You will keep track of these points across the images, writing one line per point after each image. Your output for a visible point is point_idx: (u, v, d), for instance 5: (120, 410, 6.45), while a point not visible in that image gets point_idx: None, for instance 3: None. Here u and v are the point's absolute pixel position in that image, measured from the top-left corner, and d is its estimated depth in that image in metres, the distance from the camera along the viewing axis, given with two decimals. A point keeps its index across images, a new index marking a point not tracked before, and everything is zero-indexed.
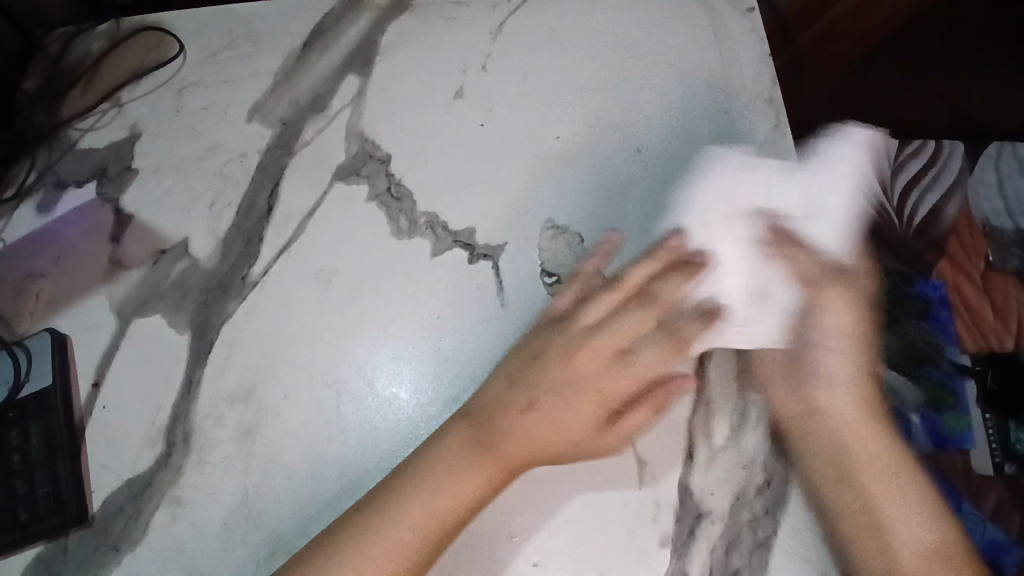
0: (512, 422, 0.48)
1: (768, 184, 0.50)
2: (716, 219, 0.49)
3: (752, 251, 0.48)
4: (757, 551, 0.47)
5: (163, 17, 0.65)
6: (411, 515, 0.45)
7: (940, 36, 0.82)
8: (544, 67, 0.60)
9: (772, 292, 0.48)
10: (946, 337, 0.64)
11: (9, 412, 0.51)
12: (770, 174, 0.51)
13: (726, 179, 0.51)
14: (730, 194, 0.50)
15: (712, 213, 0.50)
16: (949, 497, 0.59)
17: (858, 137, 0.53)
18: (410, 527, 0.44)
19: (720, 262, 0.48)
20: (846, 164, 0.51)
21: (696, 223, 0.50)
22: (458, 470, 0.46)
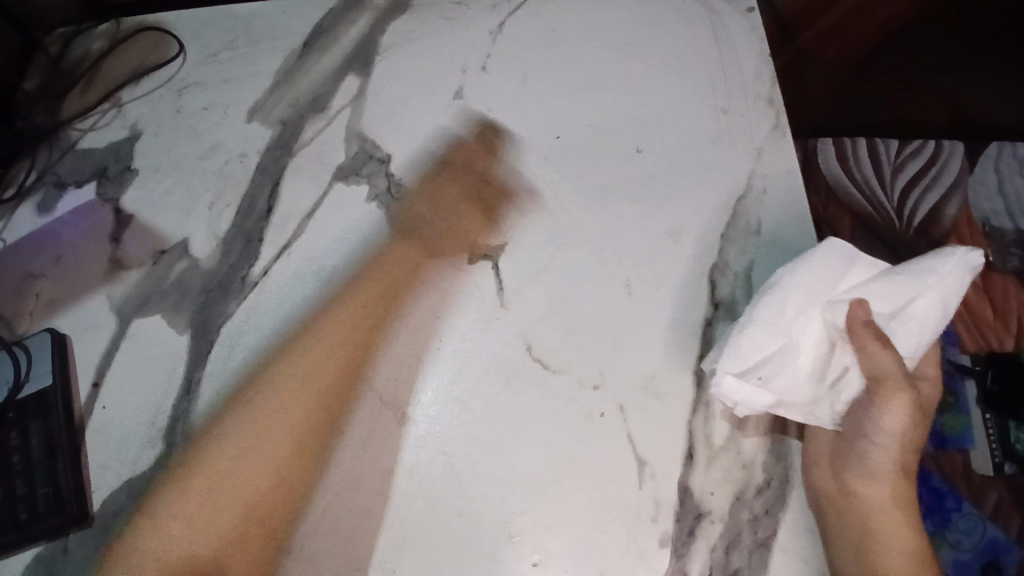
0: (326, 345, 0.52)
1: (857, 279, 0.48)
2: (794, 312, 0.48)
3: (819, 346, 0.48)
4: (757, 551, 0.47)
5: (164, 18, 0.66)
6: (267, 409, 0.50)
7: (942, 34, 0.82)
8: (543, 68, 0.60)
9: (839, 383, 0.47)
10: (945, 337, 0.66)
11: (9, 413, 0.50)
12: (864, 274, 0.48)
13: (821, 267, 0.48)
14: (820, 286, 0.48)
15: (799, 306, 0.48)
16: (950, 496, 0.60)
17: (959, 258, 0.47)
18: (256, 435, 0.50)
19: (780, 358, 0.47)
20: (937, 287, 0.46)
21: (771, 318, 0.48)
22: (329, 363, 0.51)
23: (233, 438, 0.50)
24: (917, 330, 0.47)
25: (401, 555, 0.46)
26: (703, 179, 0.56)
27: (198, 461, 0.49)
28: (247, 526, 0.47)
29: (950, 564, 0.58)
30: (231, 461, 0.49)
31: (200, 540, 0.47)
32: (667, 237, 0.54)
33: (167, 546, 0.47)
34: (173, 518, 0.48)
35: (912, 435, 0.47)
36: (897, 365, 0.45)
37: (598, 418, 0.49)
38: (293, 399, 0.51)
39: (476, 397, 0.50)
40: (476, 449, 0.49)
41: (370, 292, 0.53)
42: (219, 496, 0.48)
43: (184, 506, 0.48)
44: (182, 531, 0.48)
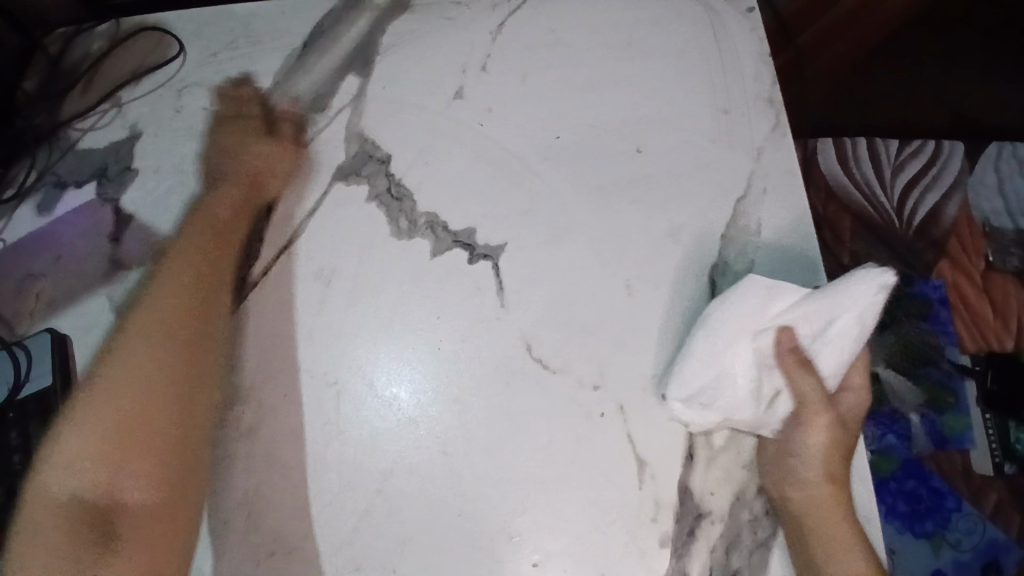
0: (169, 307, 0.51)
1: (786, 305, 0.47)
2: (725, 343, 0.47)
3: (752, 372, 0.48)
4: (757, 551, 0.47)
5: (164, 18, 0.66)
6: (132, 357, 0.49)
7: (943, 34, 0.82)
8: (543, 68, 0.60)
9: (773, 403, 0.48)
10: (946, 337, 0.65)
11: (9, 413, 0.51)
12: (795, 298, 0.47)
13: (747, 296, 0.48)
14: (749, 316, 0.47)
15: (730, 337, 0.47)
16: (950, 496, 0.60)
17: (875, 278, 0.46)
18: (149, 382, 0.47)
19: (716, 386, 0.48)
20: (853, 311, 0.46)
21: (702, 349, 0.47)
22: (167, 306, 0.51)
23: (137, 362, 0.48)
24: (842, 349, 0.47)
25: (402, 556, 0.47)
26: (703, 178, 0.56)
27: (97, 387, 0.47)
28: (133, 450, 0.45)
29: (950, 563, 0.58)
30: (135, 387, 0.47)
31: (88, 456, 0.45)
32: (667, 237, 0.54)
33: (63, 470, 0.44)
34: (67, 437, 0.46)
35: (840, 450, 0.47)
36: (819, 388, 0.48)
37: (598, 419, 0.49)
38: (144, 339, 0.49)
39: (475, 397, 0.50)
40: (476, 449, 0.49)
41: (209, 247, 0.54)
42: (116, 420, 0.46)
43: (80, 427, 0.46)
44: (77, 455, 0.45)
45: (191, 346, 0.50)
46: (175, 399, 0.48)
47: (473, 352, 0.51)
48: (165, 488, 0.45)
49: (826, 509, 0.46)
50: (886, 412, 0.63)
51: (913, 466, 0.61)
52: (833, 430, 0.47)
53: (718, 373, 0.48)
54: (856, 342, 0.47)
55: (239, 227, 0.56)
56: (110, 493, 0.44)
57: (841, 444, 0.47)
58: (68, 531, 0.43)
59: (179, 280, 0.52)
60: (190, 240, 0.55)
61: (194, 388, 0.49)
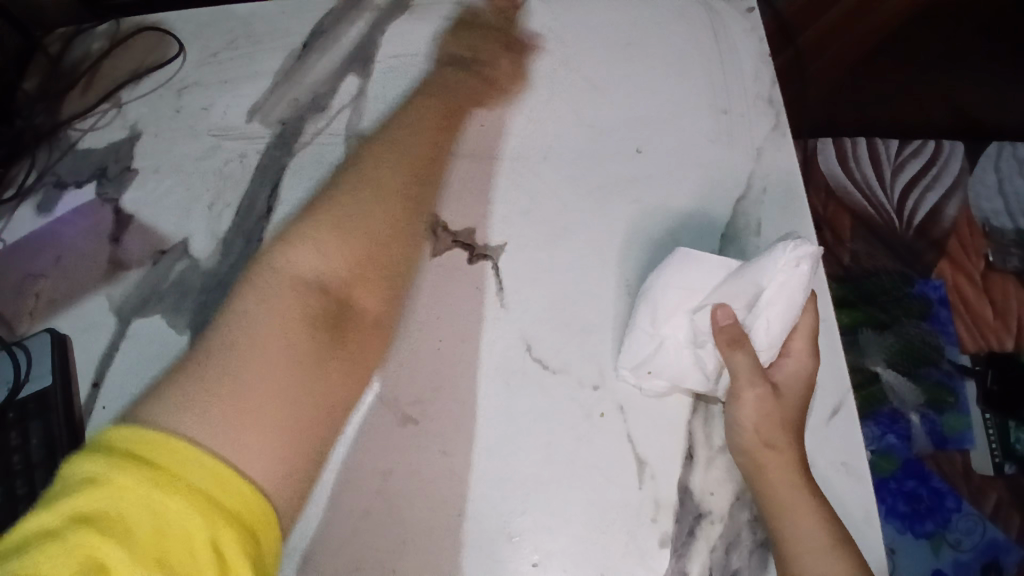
0: (393, 200, 0.55)
1: (715, 282, 0.49)
2: (661, 316, 0.49)
3: (688, 349, 0.49)
4: (757, 551, 0.47)
5: (164, 18, 0.66)
6: (303, 265, 0.49)
7: (941, 34, 0.82)
8: (546, 67, 0.60)
9: (718, 376, 0.49)
10: (946, 337, 0.65)
11: (9, 413, 0.50)
12: (720, 272, 0.49)
13: (680, 272, 0.50)
14: (683, 291, 0.49)
15: (667, 311, 0.49)
16: (949, 496, 0.60)
17: (792, 250, 0.46)
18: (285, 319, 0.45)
19: (657, 355, 0.49)
20: (775, 282, 0.46)
21: (646, 322, 0.50)
22: (398, 158, 0.57)
23: (348, 212, 0.53)
24: (772, 322, 0.47)
25: (400, 557, 0.46)
26: (704, 179, 0.56)
27: (314, 240, 0.51)
28: (371, 283, 0.51)
29: (950, 564, 0.58)
30: (372, 237, 0.52)
31: (311, 303, 0.47)
32: (667, 236, 0.54)
33: (250, 357, 0.43)
34: (294, 257, 0.49)
35: (777, 419, 0.47)
36: (752, 363, 0.46)
37: (598, 418, 0.49)
38: (377, 188, 0.55)
39: (476, 397, 0.50)
40: (476, 450, 0.49)
41: (403, 167, 0.56)
42: (301, 305, 0.47)
43: (318, 241, 0.51)
44: (285, 302, 0.46)
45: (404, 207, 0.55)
46: (382, 259, 0.52)
47: (475, 352, 0.51)
48: (336, 351, 0.48)
49: (773, 477, 0.46)
50: (886, 412, 0.63)
51: (914, 466, 0.61)
52: (767, 403, 0.47)
53: (652, 343, 0.49)
54: (789, 314, 0.46)
55: (449, 127, 0.58)
56: (310, 355, 0.45)
57: (777, 414, 0.47)
58: (244, 437, 0.39)
59: (375, 176, 0.55)
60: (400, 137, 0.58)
61: (400, 246, 0.53)
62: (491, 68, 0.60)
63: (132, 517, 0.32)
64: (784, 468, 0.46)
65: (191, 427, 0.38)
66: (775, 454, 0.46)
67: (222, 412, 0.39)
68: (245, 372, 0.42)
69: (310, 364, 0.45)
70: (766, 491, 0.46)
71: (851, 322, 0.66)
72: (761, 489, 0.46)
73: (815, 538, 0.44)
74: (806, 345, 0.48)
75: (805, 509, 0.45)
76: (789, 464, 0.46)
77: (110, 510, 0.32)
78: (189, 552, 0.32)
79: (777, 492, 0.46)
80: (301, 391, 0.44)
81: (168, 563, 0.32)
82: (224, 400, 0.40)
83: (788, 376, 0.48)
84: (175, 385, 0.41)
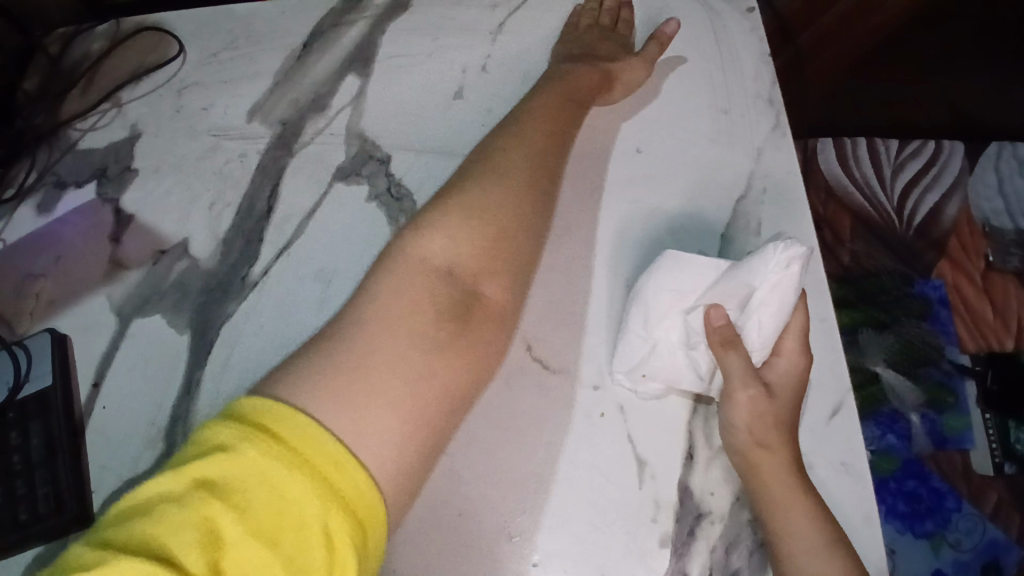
0: (528, 171, 0.51)
1: (705, 283, 0.49)
2: (657, 317, 0.49)
3: (681, 350, 0.49)
4: (756, 551, 0.47)
5: (163, 18, 0.66)
6: (431, 248, 0.44)
7: (940, 35, 0.82)
8: (594, 82, 0.58)
9: (712, 375, 0.49)
10: (946, 337, 0.65)
11: (9, 412, 0.50)
12: (710, 273, 0.49)
13: (670, 273, 0.49)
14: (674, 292, 0.49)
15: (665, 312, 0.49)
16: (949, 496, 0.60)
17: (784, 251, 0.45)
18: (420, 302, 0.41)
19: (656, 356, 0.49)
20: (766, 283, 0.46)
21: (638, 324, 0.50)
22: (535, 132, 0.53)
23: (477, 190, 0.48)
24: (761, 323, 0.47)
25: (401, 557, 0.46)
26: (703, 179, 0.56)
27: (439, 225, 0.45)
28: (500, 262, 0.46)
29: (949, 563, 0.58)
30: (511, 207, 0.48)
31: (440, 291, 0.42)
32: (668, 236, 0.54)
33: (400, 349, 0.39)
34: (427, 243, 0.44)
35: (770, 419, 0.47)
36: (744, 364, 0.46)
37: (598, 418, 0.49)
38: (519, 162, 0.51)
39: (476, 396, 0.50)
40: (476, 450, 0.49)
41: (541, 136, 0.53)
42: (434, 292, 0.42)
43: (442, 227, 0.45)
44: (411, 289, 0.41)
45: (530, 187, 0.50)
46: (522, 227, 0.48)
47: None
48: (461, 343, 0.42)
49: (768, 479, 0.46)
50: (885, 412, 0.63)
51: (913, 466, 0.61)
52: (759, 403, 0.47)
53: (648, 344, 0.49)
54: (779, 315, 0.46)
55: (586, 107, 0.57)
56: (448, 341, 0.41)
57: (770, 414, 0.47)
58: (397, 444, 0.36)
59: (525, 154, 0.51)
60: (541, 124, 0.54)
61: (531, 217, 0.49)
62: (618, 64, 0.59)
63: (255, 492, 0.31)
64: (779, 467, 0.46)
65: (333, 430, 0.34)
66: (771, 452, 0.46)
67: (340, 412, 0.35)
68: (369, 371, 0.37)
69: (443, 355, 0.41)
70: (762, 489, 0.46)
71: (850, 322, 0.66)
72: (757, 487, 0.46)
73: (810, 539, 0.44)
74: (798, 345, 0.48)
75: (804, 508, 0.45)
76: (784, 465, 0.46)
77: (229, 479, 0.31)
78: (302, 538, 0.30)
79: (774, 490, 0.45)
80: (429, 386, 0.39)
81: (281, 545, 0.30)
82: (363, 416, 0.35)
83: (781, 377, 0.48)
84: (288, 381, 0.37)
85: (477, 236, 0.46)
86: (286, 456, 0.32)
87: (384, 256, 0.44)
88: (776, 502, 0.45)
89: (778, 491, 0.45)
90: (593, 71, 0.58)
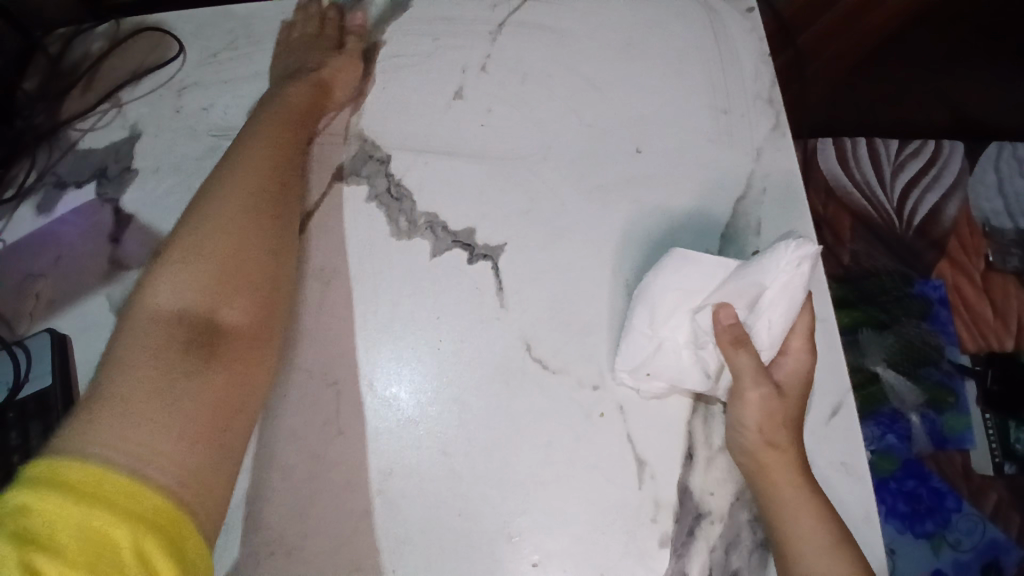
0: (264, 187, 0.50)
1: (716, 282, 0.48)
2: (660, 315, 0.49)
3: (688, 349, 0.49)
4: (757, 551, 0.47)
5: (164, 18, 0.66)
6: (158, 293, 0.42)
7: (942, 34, 0.82)
8: (349, 82, 0.60)
9: (720, 374, 0.49)
10: (946, 337, 0.65)
11: (9, 412, 0.50)
12: (722, 272, 0.48)
13: (679, 273, 0.49)
14: (682, 291, 0.49)
15: (667, 312, 0.49)
16: (950, 497, 0.60)
17: (795, 250, 0.45)
18: (161, 336, 0.40)
19: (656, 356, 0.49)
20: (777, 283, 0.46)
21: (640, 324, 0.50)
22: (273, 145, 0.53)
23: (208, 212, 0.46)
24: (772, 322, 0.47)
25: (401, 556, 0.47)
26: (703, 178, 0.56)
27: (181, 272, 0.43)
28: (245, 280, 0.44)
29: (950, 564, 0.58)
30: (256, 231, 0.47)
31: (180, 327, 0.41)
32: (667, 236, 0.54)
33: (161, 381, 0.38)
34: (153, 286, 0.43)
35: (780, 418, 0.46)
36: (755, 364, 0.46)
37: (598, 419, 0.49)
38: (247, 180, 0.49)
39: (476, 397, 0.50)
40: (476, 450, 0.49)
41: (278, 141, 0.54)
42: (194, 321, 0.41)
43: (174, 264, 0.43)
44: (151, 337, 0.40)
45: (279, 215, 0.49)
46: (274, 245, 0.48)
47: (474, 353, 0.51)
48: (216, 360, 0.40)
49: (774, 478, 0.46)
50: (886, 413, 0.63)
51: (914, 466, 0.61)
52: (770, 402, 0.46)
53: (651, 344, 0.49)
54: (788, 314, 0.46)
55: (304, 121, 0.57)
56: (191, 365, 0.39)
57: (780, 414, 0.47)
58: (174, 454, 0.36)
59: (242, 174, 0.49)
60: (266, 141, 0.53)
61: (288, 246, 0.49)
62: (523, 47, 0.61)
63: (57, 531, 0.30)
64: (783, 467, 0.46)
65: (111, 453, 0.34)
66: (777, 452, 0.46)
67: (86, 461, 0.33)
68: (135, 408, 0.36)
69: (211, 376, 0.40)
70: (766, 489, 0.46)
71: (851, 322, 0.65)
72: (761, 487, 0.46)
73: (817, 538, 0.44)
74: (803, 344, 0.48)
75: (807, 509, 0.45)
76: (789, 465, 0.46)
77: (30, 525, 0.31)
78: (119, 563, 0.30)
79: (778, 489, 0.45)
80: (181, 403, 0.37)
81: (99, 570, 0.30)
82: (117, 446, 0.34)
83: (788, 376, 0.48)
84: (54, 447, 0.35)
85: (204, 263, 0.43)
86: (69, 491, 0.32)
87: (130, 312, 0.42)
88: (781, 502, 0.45)
89: (782, 492, 0.45)
90: (302, 88, 0.58)
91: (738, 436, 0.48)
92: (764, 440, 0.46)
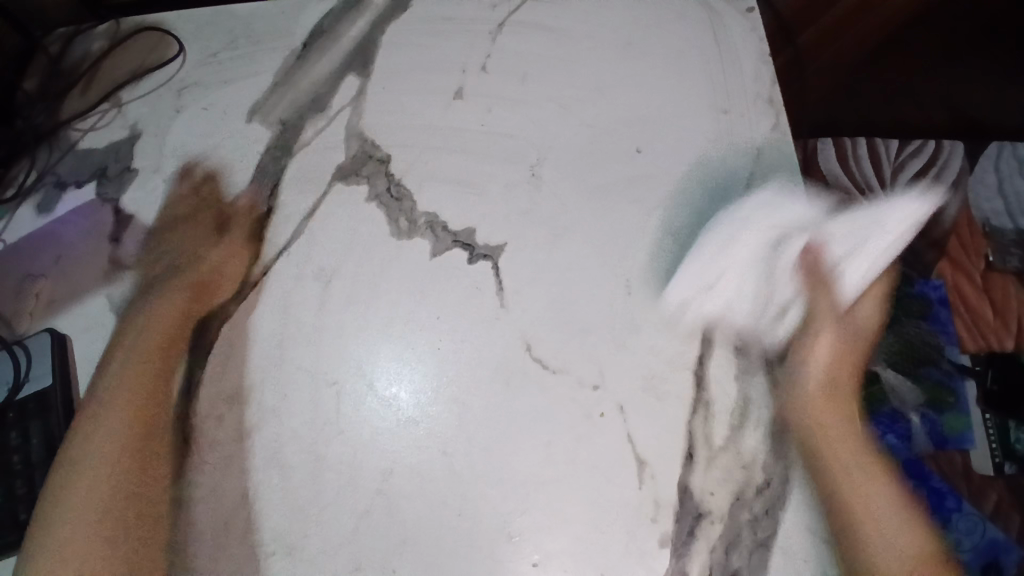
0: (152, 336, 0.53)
1: (807, 219, 0.55)
2: (732, 239, 0.54)
3: (757, 282, 0.53)
4: (757, 551, 0.46)
5: (164, 18, 0.66)
6: (105, 439, 0.50)
7: (939, 33, 0.82)
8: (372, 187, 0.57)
9: (785, 316, 0.52)
10: (946, 337, 0.65)
11: (9, 412, 0.52)
12: (757, 255, 0.54)
13: (779, 207, 0.55)
14: (771, 223, 0.55)
15: (733, 241, 0.54)
16: (950, 497, 0.59)
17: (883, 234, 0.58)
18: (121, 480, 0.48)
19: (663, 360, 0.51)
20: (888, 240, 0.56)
21: (708, 253, 0.54)
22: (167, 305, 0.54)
23: (136, 372, 0.52)
24: (860, 269, 0.54)
25: (401, 556, 0.46)
26: (703, 178, 0.56)
27: (86, 449, 0.50)
28: (145, 437, 0.50)
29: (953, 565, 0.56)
30: (132, 383, 0.52)
31: (127, 458, 0.49)
32: (667, 237, 0.54)
33: (103, 468, 0.49)
34: (89, 437, 0.50)
35: (847, 352, 0.52)
36: (834, 304, 0.53)
37: (598, 419, 0.49)
38: (146, 341, 0.53)
39: (476, 397, 0.50)
40: (475, 450, 0.49)
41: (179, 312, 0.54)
42: (125, 457, 0.49)
43: (103, 422, 0.50)
44: (103, 475, 0.48)
45: (183, 324, 0.53)
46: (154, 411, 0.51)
47: (474, 354, 0.51)
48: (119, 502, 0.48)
49: (838, 450, 0.49)
50: None
51: None
52: (839, 339, 0.52)
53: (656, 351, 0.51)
54: (870, 267, 0.55)
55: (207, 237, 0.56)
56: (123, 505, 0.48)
57: (847, 352, 0.52)
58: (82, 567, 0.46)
59: (152, 337, 0.53)
60: (178, 266, 0.56)
61: (155, 391, 0.51)
62: (524, 49, 0.61)
63: None
64: (848, 441, 0.49)
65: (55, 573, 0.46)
66: (844, 427, 0.50)
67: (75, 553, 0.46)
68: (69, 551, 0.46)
69: (129, 530, 0.47)
70: (831, 462, 0.48)
71: None
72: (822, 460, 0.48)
73: (890, 514, 0.47)
74: (878, 294, 0.55)
75: (879, 486, 0.48)
76: (854, 441, 0.49)
77: None
78: None
79: (842, 464, 0.48)
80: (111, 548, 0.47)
81: None
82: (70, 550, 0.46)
83: (863, 318, 0.54)
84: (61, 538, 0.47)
85: (132, 425, 0.50)
86: None
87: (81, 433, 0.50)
88: (845, 477, 0.48)
89: (849, 467, 0.48)
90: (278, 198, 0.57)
91: (806, 403, 0.50)
92: (834, 412, 0.50)
